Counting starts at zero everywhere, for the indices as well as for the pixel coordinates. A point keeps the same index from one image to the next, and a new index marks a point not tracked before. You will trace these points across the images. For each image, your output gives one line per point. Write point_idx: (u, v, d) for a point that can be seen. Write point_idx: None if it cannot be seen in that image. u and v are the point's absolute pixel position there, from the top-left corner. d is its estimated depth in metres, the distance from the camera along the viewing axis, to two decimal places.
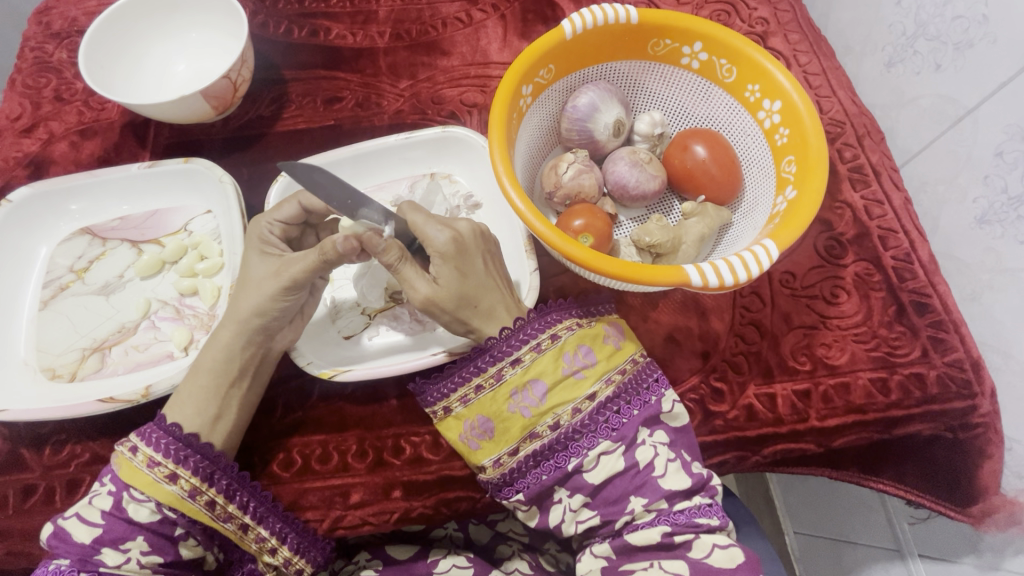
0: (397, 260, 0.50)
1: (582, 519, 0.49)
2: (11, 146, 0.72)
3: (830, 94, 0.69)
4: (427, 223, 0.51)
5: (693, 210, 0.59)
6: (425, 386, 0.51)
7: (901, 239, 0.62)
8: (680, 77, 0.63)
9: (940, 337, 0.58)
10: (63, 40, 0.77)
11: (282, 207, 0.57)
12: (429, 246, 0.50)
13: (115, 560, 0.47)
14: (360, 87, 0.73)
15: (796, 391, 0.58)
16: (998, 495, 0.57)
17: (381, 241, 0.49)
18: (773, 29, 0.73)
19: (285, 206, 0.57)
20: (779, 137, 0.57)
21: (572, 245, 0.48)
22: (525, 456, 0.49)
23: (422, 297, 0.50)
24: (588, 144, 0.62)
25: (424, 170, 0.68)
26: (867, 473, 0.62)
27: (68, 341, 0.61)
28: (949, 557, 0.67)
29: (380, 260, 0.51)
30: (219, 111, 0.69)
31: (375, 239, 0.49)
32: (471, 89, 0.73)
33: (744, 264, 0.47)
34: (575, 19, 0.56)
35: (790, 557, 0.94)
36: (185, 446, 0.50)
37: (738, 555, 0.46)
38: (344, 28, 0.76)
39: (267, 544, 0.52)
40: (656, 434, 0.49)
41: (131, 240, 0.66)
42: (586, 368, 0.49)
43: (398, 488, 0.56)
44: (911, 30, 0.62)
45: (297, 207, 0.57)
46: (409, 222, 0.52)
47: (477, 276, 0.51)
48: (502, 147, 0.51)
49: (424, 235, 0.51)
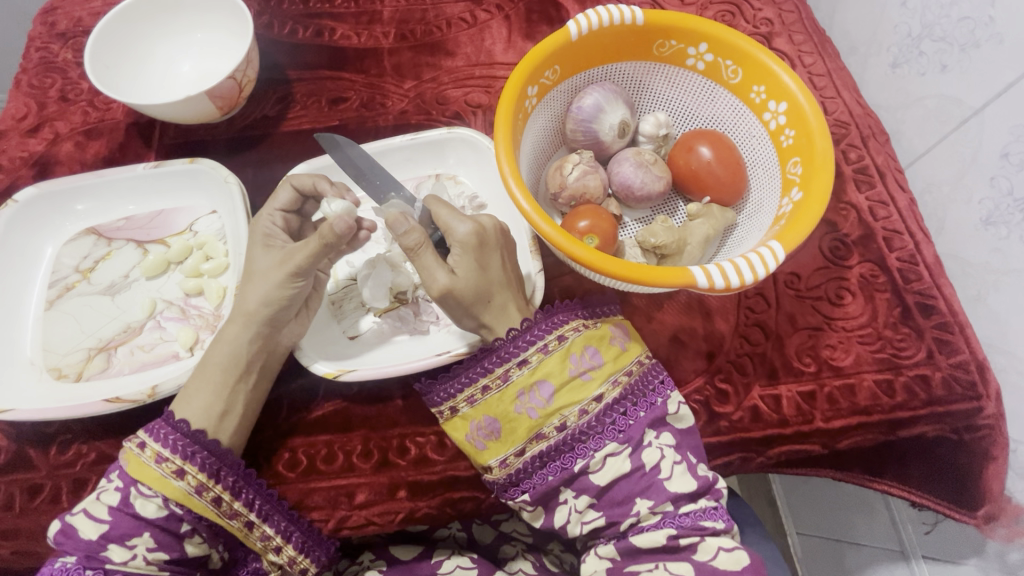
0: (417, 245, 0.50)
1: (587, 520, 0.49)
2: (17, 146, 0.72)
3: (835, 94, 0.69)
4: (450, 215, 0.51)
5: (697, 212, 0.59)
6: (431, 386, 0.51)
7: (906, 240, 0.62)
8: (686, 77, 0.63)
9: (945, 338, 0.58)
10: (69, 39, 0.77)
11: (279, 195, 0.58)
12: (453, 237, 0.50)
13: (122, 557, 0.47)
14: (365, 88, 0.73)
15: (801, 393, 0.58)
16: (1003, 497, 0.57)
17: (405, 223, 0.49)
18: (777, 30, 0.73)
19: (280, 193, 0.57)
20: (784, 139, 0.57)
21: (576, 244, 0.48)
22: (532, 456, 0.49)
23: (441, 287, 0.50)
24: (593, 145, 0.62)
25: (429, 172, 0.68)
26: (871, 475, 0.61)
27: (74, 341, 0.61)
28: (953, 559, 0.67)
29: (399, 244, 0.50)
30: (224, 111, 0.69)
31: (398, 220, 0.49)
32: (476, 89, 0.73)
33: (750, 266, 0.47)
34: (581, 20, 0.56)
35: (792, 558, 0.94)
36: (192, 442, 0.50)
37: (743, 558, 0.46)
38: (349, 29, 0.76)
39: (272, 543, 0.52)
40: (662, 436, 0.49)
41: (137, 240, 0.66)
42: (593, 370, 0.49)
43: (403, 489, 0.56)
44: (916, 31, 0.62)
45: (292, 193, 0.58)
46: (436, 215, 0.52)
47: (495, 271, 0.51)
48: (508, 149, 0.52)
49: (446, 226, 0.51)
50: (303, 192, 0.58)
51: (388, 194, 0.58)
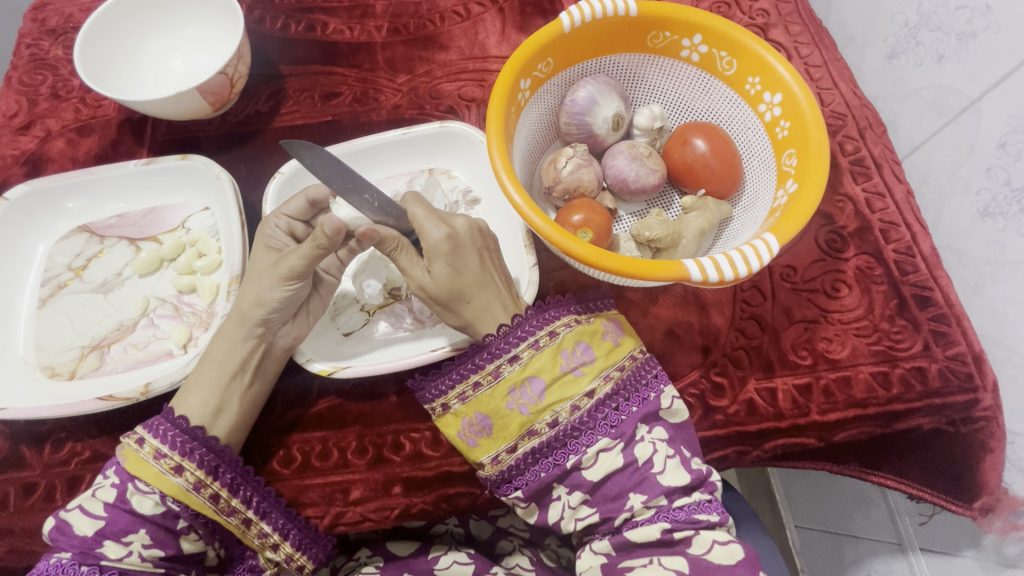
0: (395, 247, 0.51)
1: (581, 517, 0.49)
2: (9, 144, 0.71)
3: (831, 86, 0.69)
4: (422, 217, 0.51)
5: (692, 205, 0.59)
6: (423, 383, 0.52)
7: (902, 233, 0.62)
8: (680, 69, 0.63)
9: (942, 330, 0.58)
10: (59, 36, 0.77)
11: (290, 203, 0.57)
12: (424, 240, 0.50)
13: (117, 553, 0.47)
14: (358, 83, 0.73)
15: (796, 386, 0.58)
16: (1000, 489, 0.56)
17: (377, 233, 0.50)
18: (773, 21, 0.72)
19: (293, 201, 0.57)
20: (779, 131, 0.57)
21: (572, 240, 0.48)
22: (524, 453, 0.48)
23: (417, 285, 0.51)
24: (587, 138, 0.62)
25: (423, 166, 0.68)
26: (867, 468, 0.61)
27: (67, 339, 0.61)
28: (949, 551, 0.67)
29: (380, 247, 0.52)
30: (217, 107, 0.69)
31: (370, 232, 0.49)
32: (470, 83, 0.72)
33: (743, 259, 0.47)
34: (574, 11, 0.55)
35: (790, 551, 0.94)
36: (191, 439, 0.50)
37: (737, 552, 0.46)
38: (342, 23, 0.76)
39: (270, 540, 0.52)
40: (655, 431, 0.49)
41: (129, 238, 0.66)
42: (585, 365, 0.49)
43: (398, 485, 0.56)
44: (913, 20, 0.61)
45: (304, 202, 0.57)
46: (410, 215, 0.51)
47: (470, 273, 0.51)
48: (500, 142, 0.51)
49: (420, 229, 0.51)
50: (315, 203, 0.57)
51: (360, 197, 0.52)
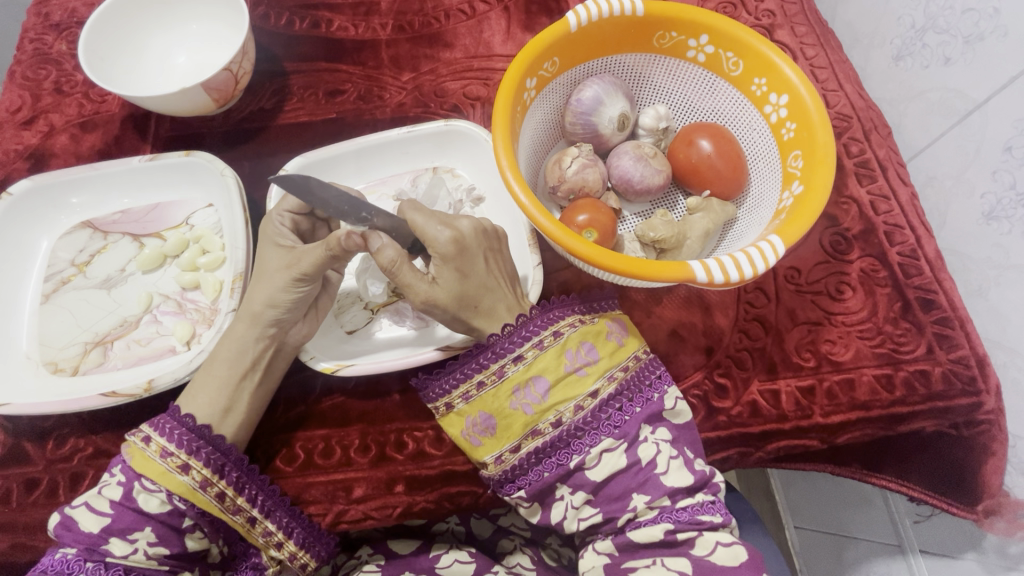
0: (394, 262, 0.49)
1: (583, 517, 0.48)
2: (12, 138, 0.71)
3: (837, 88, 0.69)
4: (427, 221, 0.50)
5: (697, 205, 0.58)
6: (427, 381, 0.51)
7: (907, 235, 0.62)
8: (685, 70, 0.62)
9: (945, 333, 0.58)
10: (63, 31, 0.76)
11: (288, 198, 0.57)
12: (429, 245, 0.50)
13: (122, 551, 0.47)
14: (362, 80, 0.73)
15: (800, 388, 0.58)
16: (1001, 493, 0.56)
17: (379, 240, 0.50)
18: (779, 22, 0.72)
19: (291, 196, 0.57)
20: (785, 132, 0.57)
21: (573, 239, 0.48)
22: (527, 453, 0.48)
23: (422, 297, 0.50)
24: (592, 138, 0.61)
25: (427, 165, 0.68)
26: (869, 470, 0.61)
27: (70, 335, 0.61)
28: (950, 553, 0.67)
29: (377, 263, 0.50)
30: (220, 103, 0.69)
31: (372, 238, 0.50)
32: (475, 82, 0.72)
33: (750, 260, 0.47)
34: (581, 11, 0.55)
35: (790, 552, 0.94)
36: (197, 437, 0.50)
37: (740, 553, 0.46)
38: (346, 20, 0.76)
39: (274, 538, 0.52)
40: (658, 431, 0.49)
41: (133, 234, 0.66)
42: (588, 366, 0.49)
43: (401, 483, 0.56)
44: (920, 23, 0.61)
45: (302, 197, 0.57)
46: (410, 222, 0.51)
47: (477, 276, 0.50)
48: (506, 142, 0.51)
49: (425, 235, 0.50)
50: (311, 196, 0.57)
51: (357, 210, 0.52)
